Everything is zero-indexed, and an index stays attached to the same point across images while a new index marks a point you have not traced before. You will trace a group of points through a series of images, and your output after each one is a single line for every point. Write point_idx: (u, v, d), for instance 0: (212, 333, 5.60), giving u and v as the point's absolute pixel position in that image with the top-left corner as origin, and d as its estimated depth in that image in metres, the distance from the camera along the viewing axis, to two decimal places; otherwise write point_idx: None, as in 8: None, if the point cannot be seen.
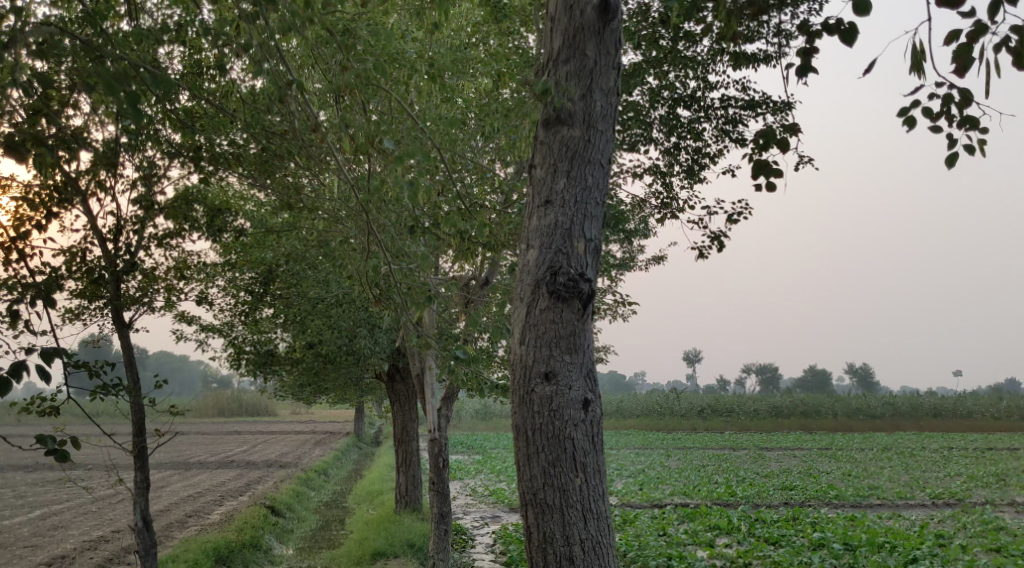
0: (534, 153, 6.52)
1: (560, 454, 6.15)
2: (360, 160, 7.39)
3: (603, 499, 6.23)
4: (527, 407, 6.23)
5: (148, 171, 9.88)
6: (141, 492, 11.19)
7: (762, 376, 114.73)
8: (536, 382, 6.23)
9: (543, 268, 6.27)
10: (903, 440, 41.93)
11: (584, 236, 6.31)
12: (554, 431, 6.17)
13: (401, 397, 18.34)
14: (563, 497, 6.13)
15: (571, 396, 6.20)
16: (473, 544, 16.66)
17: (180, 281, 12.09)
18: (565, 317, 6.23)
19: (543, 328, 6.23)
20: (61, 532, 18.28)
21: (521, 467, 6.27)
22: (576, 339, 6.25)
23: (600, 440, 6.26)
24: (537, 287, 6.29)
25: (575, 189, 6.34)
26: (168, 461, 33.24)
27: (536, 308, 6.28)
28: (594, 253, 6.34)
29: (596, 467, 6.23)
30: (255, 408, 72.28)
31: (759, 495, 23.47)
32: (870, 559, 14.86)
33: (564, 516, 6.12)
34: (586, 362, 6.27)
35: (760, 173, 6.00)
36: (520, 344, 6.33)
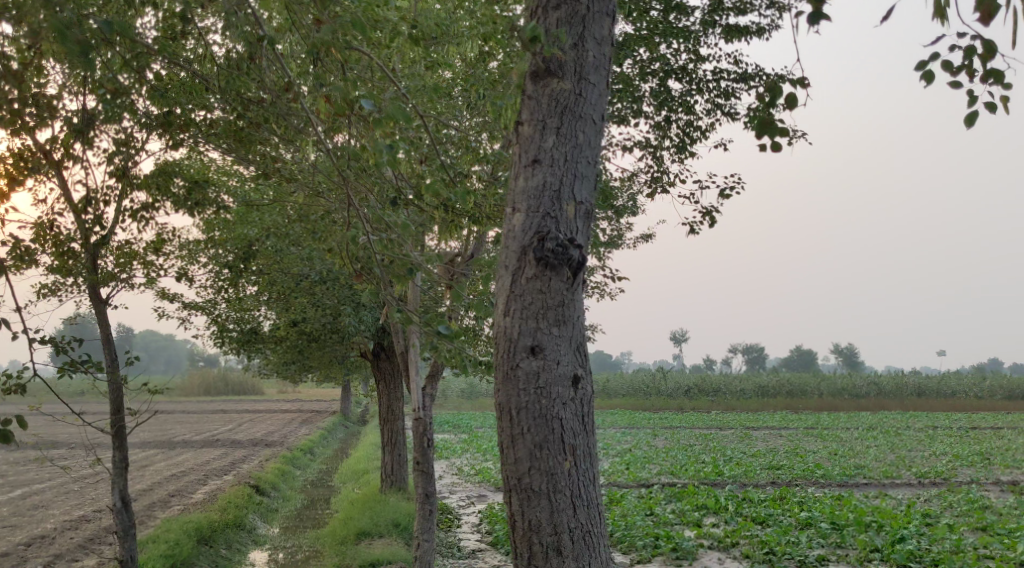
0: (521, 107, 6.28)
1: (547, 437, 5.96)
2: (339, 127, 7.14)
3: (593, 483, 6.07)
4: (512, 384, 6.02)
5: (123, 143, 9.58)
6: (120, 472, 10.96)
7: (747, 356, 114.97)
8: (522, 356, 6.01)
9: (530, 233, 6.04)
10: (887, 420, 42.02)
11: (575, 198, 6.10)
12: (541, 411, 5.97)
13: (386, 375, 18.13)
14: (551, 482, 5.95)
15: (559, 372, 6.00)
16: (459, 523, 16.52)
17: (156, 256, 11.80)
18: (554, 286, 6.01)
19: (530, 298, 6.01)
20: (42, 511, 18.06)
21: (505, 450, 6.06)
22: (565, 310, 6.04)
23: (590, 421, 6.08)
24: (524, 254, 6.06)
25: (566, 146, 6.12)
26: (152, 440, 32.99)
27: (522, 277, 6.05)
28: (583, 217, 6.14)
29: (586, 450, 6.06)
30: (240, 387, 71.73)
31: (745, 474, 23.44)
32: (857, 538, 14.79)
33: (553, 502, 5.94)
34: (575, 337, 6.08)
35: (764, 131, 5.78)
36: (504, 315, 6.10)
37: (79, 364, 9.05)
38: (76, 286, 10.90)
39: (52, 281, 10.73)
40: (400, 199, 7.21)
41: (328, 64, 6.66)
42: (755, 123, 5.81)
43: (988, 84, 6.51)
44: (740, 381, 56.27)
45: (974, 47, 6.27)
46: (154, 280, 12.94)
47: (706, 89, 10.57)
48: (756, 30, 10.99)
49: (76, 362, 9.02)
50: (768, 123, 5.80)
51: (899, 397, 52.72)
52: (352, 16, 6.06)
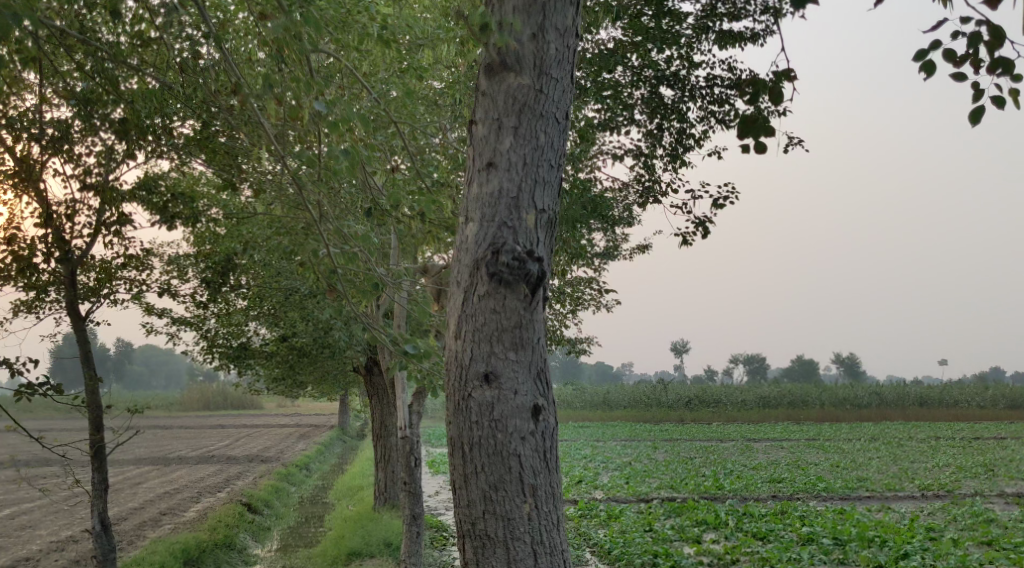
0: (477, 105, 6.02)
1: (504, 475, 5.65)
2: (308, 134, 6.87)
3: (556, 528, 5.74)
4: (464, 416, 5.73)
5: (101, 157, 9.34)
6: (100, 494, 10.66)
7: (749, 366, 114.44)
8: (474, 384, 5.72)
9: (484, 245, 5.76)
10: (889, 430, 41.72)
11: (535, 205, 5.82)
12: (496, 446, 5.67)
13: (378, 391, 17.81)
14: (508, 528, 5.64)
15: (517, 402, 5.70)
16: (453, 541, 16.16)
17: (138, 270, 11.51)
18: (509, 304, 5.73)
19: (483, 320, 5.73)
20: (29, 532, 17.71)
21: (459, 491, 5.77)
22: (524, 331, 5.75)
23: (552, 457, 5.76)
24: (478, 269, 5.78)
25: (524, 148, 5.83)
26: (148, 457, 32.62)
27: (475, 294, 5.78)
28: (544, 226, 5.85)
29: (548, 490, 5.73)
30: (239, 401, 71.35)
31: (746, 488, 23.09)
32: (860, 555, 14.45)
33: (510, 548, 5.63)
34: (535, 362, 5.77)
35: (748, 130, 5.53)
36: (456, 338, 5.82)
37: (39, 386, 8.42)
38: (55, 303, 10.63)
39: (30, 298, 10.45)
40: (372, 211, 6.96)
41: (295, 70, 6.43)
42: (737, 124, 5.57)
43: (997, 74, 6.23)
44: (742, 392, 55.90)
45: (980, 35, 6.02)
46: (139, 296, 12.68)
47: (699, 97, 10.30)
48: (751, 36, 10.74)
49: (35, 385, 8.40)
50: (752, 123, 5.55)
51: (900, 407, 52.27)
52: (307, 12, 5.79)
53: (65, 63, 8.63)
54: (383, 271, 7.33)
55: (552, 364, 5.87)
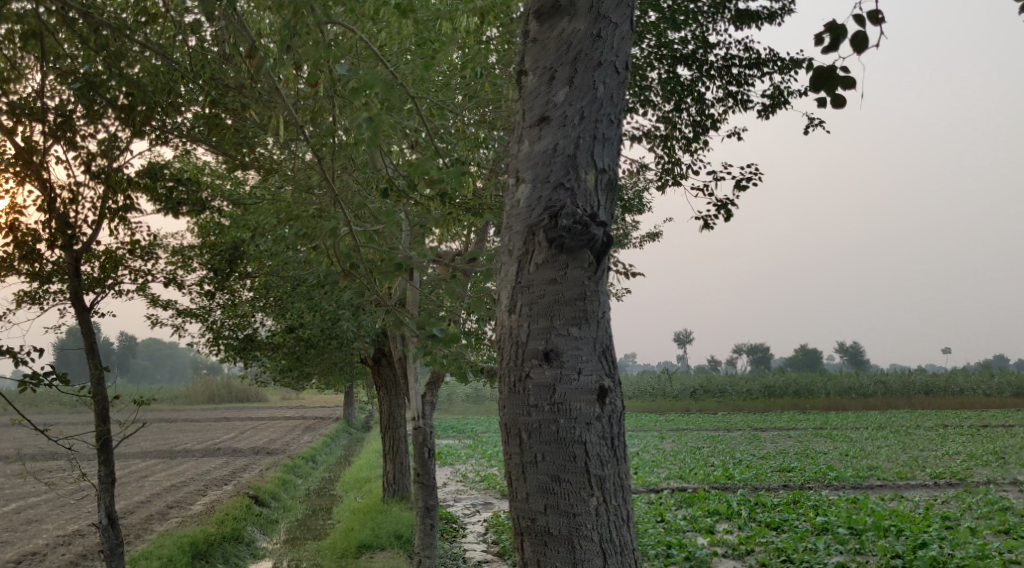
0: (526, 52, 5.95)
1: (568, 465, 5.51)
2: (323, 110, 6.65)
3: (626, 525, 5.56)
4: (520, 400, 5.62)
5: (107, 143, 9.12)
6: (106, 487, 10.48)
7: (752, 356, 114.32)
8: (532, 363, 5.61)
9: (539, 208, 5.69)
10: (897, 419, 41.41)
11: (595, 164, 5.72)
12: (558, 434, 5.53)
13: (387, 382, 17.61)
14: (573, 525, 5.48)
15: (581, 383, 5.56)
16: (464, 533, 15.98)
17: (143, 258, 11.27)
18: (570, 273, 5.63)
19: (541, 291, 5.63)
20: (36, 526, 17.53)
21: (517, 484, 5.62)
22: (587, 304, 5.63)
23: (620, 447, 5.60)
24: (533, 234, 5.70)
25: (580, 100, 5.75)
26: (154, 450, 32.47)
27: (531, 263, 5.69)
28: (606, 187, 5.75)
29: (616, 482, 5.57)
30: (243, 394, 71.23)
31: (756, 477, 22.91)
32: (877, 544, 14.21)
33: (575, 547, 5.47)
34: (599, 338, 5.64)
35: (823, 84, 5.45)
36: (511, 313, 5.72)
37: (43, 377, 8.19)
38: (59, 294, 10.42)
39: (33, 289, 10.23)
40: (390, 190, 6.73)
41: (310, 41, 6.22)
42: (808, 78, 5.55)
43: None
44: (746, 381, 55.66)
45: None
46: (144, 287, 12.46)
47: (718, 77, 10.04)
48: (767, 15, 10.47)
49: (39, 375, 8.17)
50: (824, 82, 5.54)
51: (906, 394, 52.03)
52: None
53: (66, 44, 8.36)
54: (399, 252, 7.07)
55: (616, 341, 5.72)
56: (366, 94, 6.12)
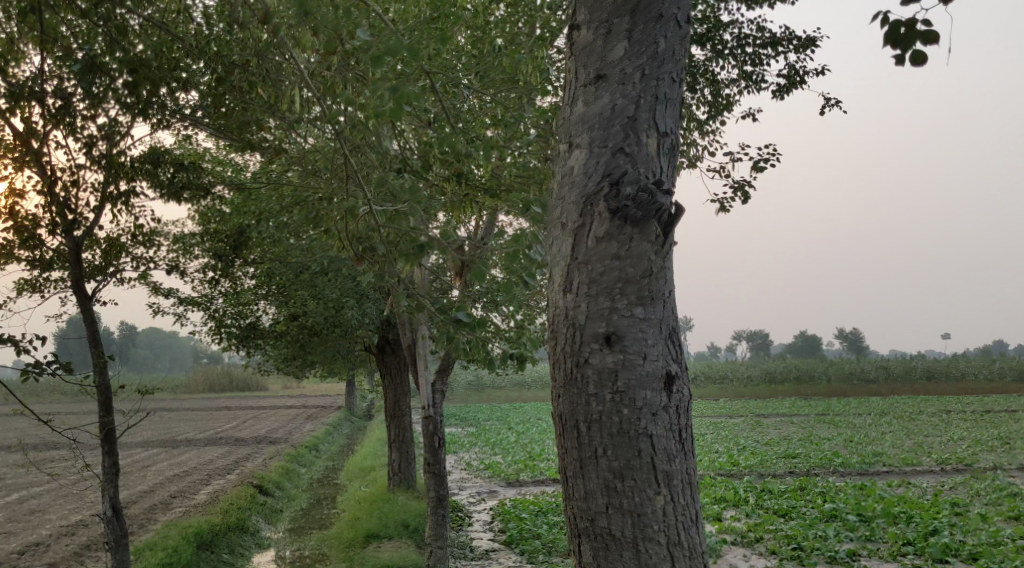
0: (580, 7, 5.97)
1: (633, 461, 5.54)
2: (338, 85, 6.56)
3: (694, 523, 5.61)
4: (578, 389, 5.65)
5: (108, 128, 8.95)
6: (110, 478, 10.33)
7: (753, 343, 114.13)
8: (592, 346, 5.64)
9: (597, 174, 5.74)
10: (899, 405, 41.22)
11: (656, 128, 5.76)
12: (621, 426, 5.57)
13: (392, 370, 17.46)
14: (640, 524, 5.52)
15: (648, 370, 5.61)
16: (470, 522, 15.85)
17: (145, 243, 11.10)
18: (634, 245, 5.66)
19: (602, 266, 5.66)
20: (39, 516, 17.41)
21: (575, 482, 5.66)
22: (652, 281, 5.67)
23: (687, 441, 5.65)
24: (590, 202, 5.74)
25: (640, 57, 5.79)
26: (155, 439, 32.36)
27: (588, 235, 5.72)
28: (668, 151, 5.79)
29: (683, 477, 5.61)
30: (244, 383, 71.02)
31: (762, 464, 22.77)
32: (888, 531, 14.03)
33: (640, 548, 5.51)
34: (664, 320, 5.69)
35: (898, 43, 5.96)
36: (567, 290, 5.76)
37: (45, 365, 8.01)
38: (61, 282, 10.26)
39: (34, 277, 10.07)
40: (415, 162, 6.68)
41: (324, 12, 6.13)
42: (887, 34, 5.96)
43: None
44: (748, 368, 55.53)
45: None
46: (145, 274, 12.31)
47: (732, 56, 9.85)
48: None
49: (42, 364, 8.00)
50: (904, 34, 5.95)
51: (909, 380, 51.82)
52: None
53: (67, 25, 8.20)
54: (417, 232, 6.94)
55: (681, 322, 5.77)
56: (383, 66, 5.99)
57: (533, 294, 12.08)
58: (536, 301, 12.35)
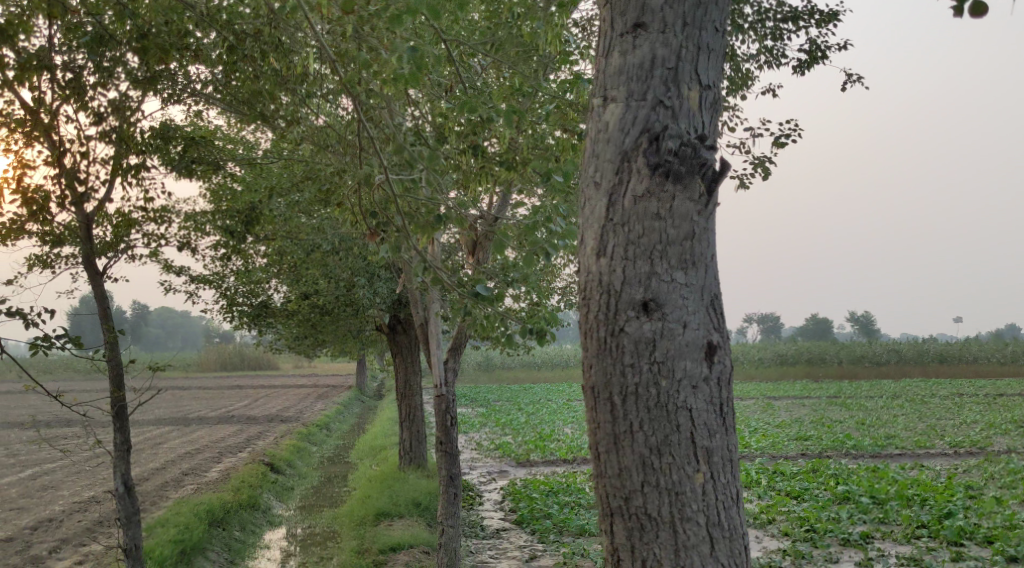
0: None
1: (673, 438, 5.28)
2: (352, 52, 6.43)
3: (734, 504, 5.36)
4: (613, 361, 5.37)
5: (118, 103, 8.87)
6: (122, 455, 10.28)
7: (763, 325, 113.89)
8: (629, 314, 5.35)
9: (636, 129, 5.42)
10: (911, 387, 40.97)
11: (699, 80, 5.46)
12: (660, 400, 5.30)
13: (403, 349, 17.42)
14: (679, 505, 5.26)
15: (690, 340, 5.34)
16: (481, 501, 15.80)
17: (156, 219, 10.99)
18: (676, 204, 5.37)
19: (640, 228, 5.36)
20: (51, 492, 17.44)
21: (608, 459, 5.40)
22: (693, 244, 5.39)
23: (728, 417, 5.39)
24: (628, 160, 5.43)
25: (682, 4, 5.46)
26: (167, 417, 32.49)
27: (624, 195, 5.41)
28: (710, 105, 5.50)
29: (724, 455, 5.36)
30: (255, 361, 71.23)
31: (773, 446, 22.67)
32: (902, 514, 13.91)
33: (679, 530, 5.25)
34: (706, 286, 5.42)
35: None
36: (601, 252, 5.44)
37: (55, 340, 7.92)
38: (72, 258, 10.19)
39: (44, 253, 10.00)
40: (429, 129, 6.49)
41: None
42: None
43: None
44: (759, 351, 55.39)
45: None
46: (157, 252, 12.23)
47: (752, 30, 9.68)
48: None
49: (51, 338, 7.92)
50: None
51: (921, 363, 51.55)
52: None
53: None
54: (433, 203, 6.83)
55: (723, 289, 5.50)
56: (400, 28, 5.83)
57: (546, 273, 11.96)
58: (549, 280, 12.22)
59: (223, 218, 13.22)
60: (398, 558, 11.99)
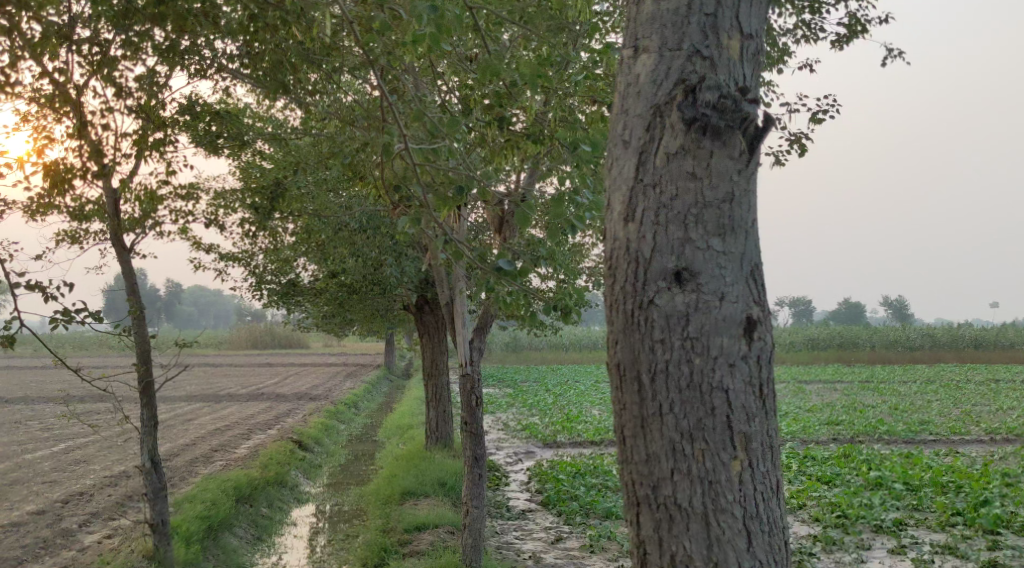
0: None
1: (707, 421, 5.12)
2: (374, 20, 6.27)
3: (773, 494, 5.21)
4: (642, 334, 5.20)
5: (145, 79, 8.80)
6: (148, 431, 10.28)
7: (795, 309, 112.93)
8: (660, 285, 5.17)
9: (671, 83, 5.24)
10: (946, 373, 40.34)
11: (740, 29, 5.30)
12: (692, 379, 5.13)
13: (430, 329, 17.36)
14: (713, 493, 5.11)
15: (727, 314, 5.17)
16: (508, 482, 15.72)
17: (183, 196, 10.95)
18: (714, 164, 5.20)
19: (672, 189, 5.19)
20: (83, 466, 17.60)
21: (637, 444, 5.24)
22: (731, 207, 5.22)
23: (769, 400, 5.23)
24: (661, 117, 5.25)
25: None
26: (198, 393, 32.72)
27: (655, 155, 5.23)
28: (751, 56, 5.34)
29: (763, 440, 5.20)
30: (286, 339, 71.62)
31: (804, 430, 22.39)
32: (936, 501, 13.65)
33: (712, 521, 5.10)
34: (745, 256, 5.25)
35: None
36: (629, 218, 5.26)
37: (75, 314, 7.88)
38: (100, 234, 10.18)
39: (72, 229, 10.00)
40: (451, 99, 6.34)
41: None
42: None
43: None
44: (790, 335, 54.90)
45: None
46: (185, 228, 12.19)
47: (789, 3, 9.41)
48: None
49: (71, 312, 7.87)
50: None
51: (956, 349, 50.79)
52: None
53: None
54: (456, 174, 6.67)
55: (763, 259, 5.33)
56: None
57: (574, 252, 11.79)
58: (578, 259, 12.05)
59: (250, 196, 13.18)
60: (423, 537, 11.94)
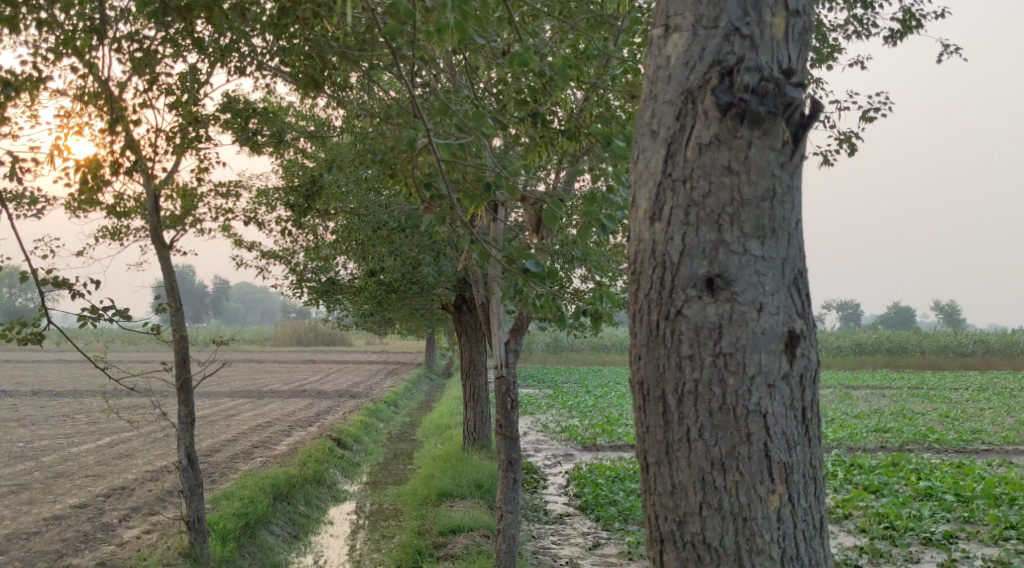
0: None
1: (740, 447, 4.91)
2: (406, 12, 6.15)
3: (816, 530, 4.99)
4: (669, 348, 5.00)
5: (183, 75, 8.77)
6: (186, 428, 10.27)
7: (842, 313, 111.21)
8: (690, 294, 4.97)
9: (706, 69, 5.04)
10: (998, 380, 39.38)
11: (786, 5, 5.09)
12: (724, 401, 4.92)
13: (468, 329, 17.28)
14: (748, 527, 4.89)
15: (767, 328, 4.96)
16: (545, 485, 15.54)
17: (224, 193, 10.93)
18: (758, 156, 4.99)
19: (705, 185, 4.98)
20: (126, 460, 17.72)
21: (663, 473, 5.04)
22: (774, 205, 5.01)
23: (811, 424, 5.02)
24: (693, 105, 5.05)
25: None
26: (241, 389, 32.94)
27: (686, 150, 5.03)
28: (798, 34, 5.12)
29: (805, 469, 4.99)
30: (329, 337, 72.02)
31: (851, 438, 21.89)
32: (988, 513, 13.21)
33: (745, 557, 4.89)
34: (786, 262, 5.03)
35: None
36: (656, 219, 5.07)
37: (104, 312, 7.86)
38: (141, 230, 10.21)
39: (114, 225, 10.04)
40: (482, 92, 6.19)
41: None
42: None
43: None
44: (837, 339, 53.98)
45: None
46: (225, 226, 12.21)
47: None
48: None
49: (99, 309, 7.84)
50: None
51: (1009, 355, 49.59)
52: None
53: None
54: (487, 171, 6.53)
55: (807, 264, 5.11)
56: None
57: (614, 253, 11.58)
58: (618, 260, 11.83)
59: (289, 194, 13.16)
60: (458, 540, 11.81)
